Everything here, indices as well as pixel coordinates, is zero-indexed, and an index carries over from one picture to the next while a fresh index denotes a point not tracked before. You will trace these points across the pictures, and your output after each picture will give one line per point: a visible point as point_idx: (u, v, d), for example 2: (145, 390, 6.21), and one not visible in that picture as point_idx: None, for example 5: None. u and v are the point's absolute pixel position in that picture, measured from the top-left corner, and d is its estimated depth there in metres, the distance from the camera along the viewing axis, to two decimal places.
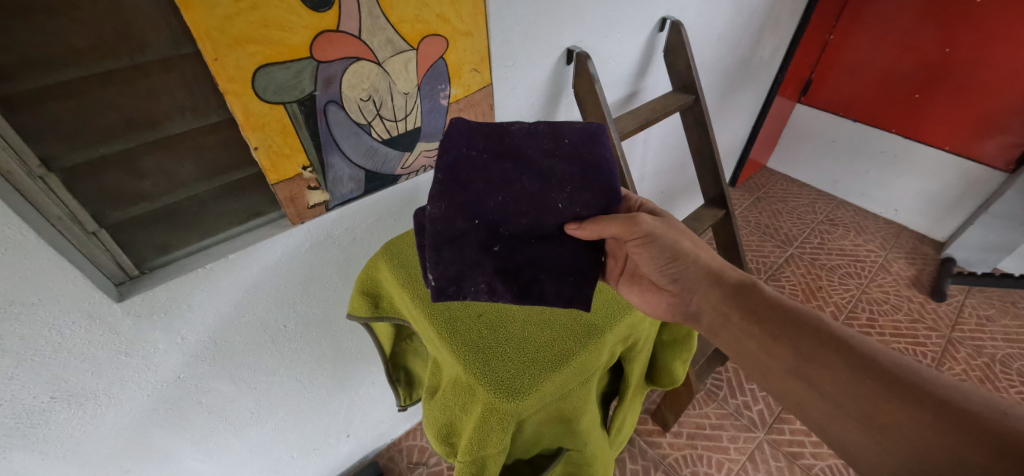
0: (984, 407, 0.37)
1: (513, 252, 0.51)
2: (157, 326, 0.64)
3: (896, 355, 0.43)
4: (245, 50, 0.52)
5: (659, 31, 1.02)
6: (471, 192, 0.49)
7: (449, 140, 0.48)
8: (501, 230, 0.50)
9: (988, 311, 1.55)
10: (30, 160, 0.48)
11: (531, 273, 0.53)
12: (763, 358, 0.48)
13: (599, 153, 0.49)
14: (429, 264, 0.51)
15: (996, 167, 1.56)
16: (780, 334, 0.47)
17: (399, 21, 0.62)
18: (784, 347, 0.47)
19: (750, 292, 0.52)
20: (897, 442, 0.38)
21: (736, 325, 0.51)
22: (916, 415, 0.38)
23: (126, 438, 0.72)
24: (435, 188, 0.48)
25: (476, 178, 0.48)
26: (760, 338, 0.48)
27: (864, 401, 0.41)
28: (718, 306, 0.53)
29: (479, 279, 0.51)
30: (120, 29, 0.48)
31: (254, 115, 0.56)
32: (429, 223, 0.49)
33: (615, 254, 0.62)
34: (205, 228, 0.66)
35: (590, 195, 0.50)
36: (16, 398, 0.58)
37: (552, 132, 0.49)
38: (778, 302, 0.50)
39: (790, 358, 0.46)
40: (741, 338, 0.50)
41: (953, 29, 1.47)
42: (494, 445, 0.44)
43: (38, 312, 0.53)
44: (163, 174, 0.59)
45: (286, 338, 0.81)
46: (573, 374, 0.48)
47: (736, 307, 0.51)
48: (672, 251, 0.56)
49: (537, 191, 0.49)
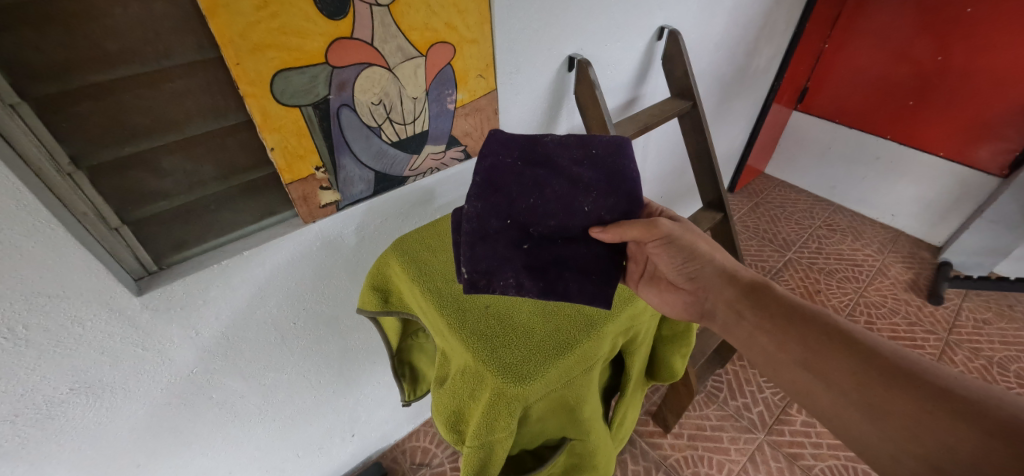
0: (982, 396, 0.39)
1: (541, 250, 0.53)
2: (174, 320, 0.66)
3: (901, 350, 0.45)
4: (265, 55, 0.55)
5: (657, 40, 1.05)
6: (505, 194, 0.51)
7: (487, 147, 0.52)
8: (530, 230, 0.53)
9: (985, 314, 1.56)
10: (61, 157, 0.51)
11: (557, 271, 0.54)
12: (773, 351, 0.50)
13: (623, 164, 0.52)
14: (462, 257, 0.52)
15: (991, 172, 1.59)
16: (790, 329, 0.50)
17: (409, 29, 0.65)
18: (792, 340, 0.49)
19: (763, 290, 0.55)
20: (898, 428, 0.40)
21: (748, 321, 0.53)
22: (918, 402, 0.40)
23: (141, 431, 0.74)
24: (474, 189, 0.51)
25: (511, 181, 0.51)
26: (770, 333, 0.51)
27: (868, 390, 0.43)
28: (733, 303, 0.56)
29: (509, 274, 0.53)
30: (148, 35, 0.51)
31: (271, 117, 0.59)
32: (465, 220, 0.51)
33: (635, 258, 0.64)
34: (220, 226, 0.68)
35: (614, 201, 0.53)
36: (37, 389, 0.60)
37: (581, 143, 0.53)
38: (788, 299, 0.53)
39: (797, 350, 0.48)
40: (752, 333, 0.53)
41: (945, 38, 1.51)
42: (501, 428, 0.46)
43: (60, 303, 0.55)
44: (182, 174, 0.61)
45: (295, 334, 0.83)
46: (577, 361, 0.50)
47: (750, 304, 0.54)
48: (690, 251, 0.58)
49: (566, 194, 0.52)
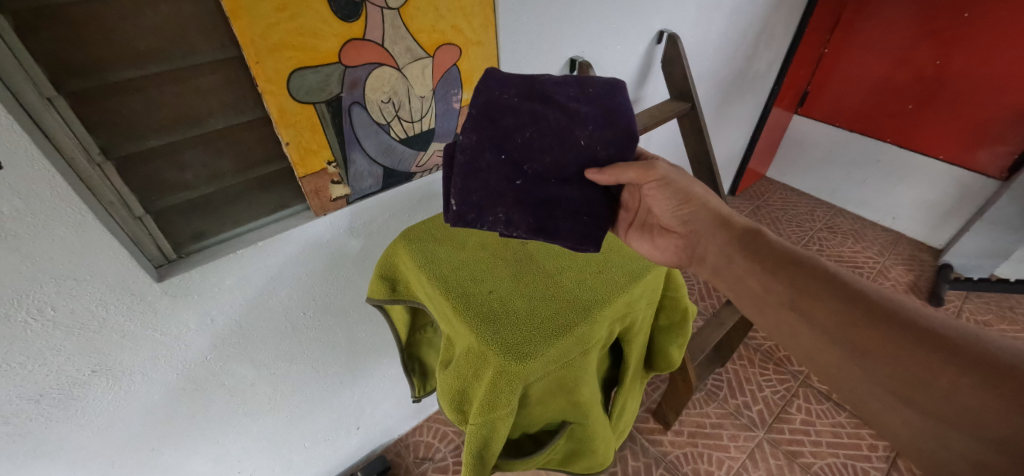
0: (962, 333, 0.40)
1: (532, 188, 0.56)
2: (190, 306, 0.69)
3: (887, 292, 0.45)
4: (283, 55, 0.59)
5: (657, 43, 1.08)
6: (500, 127, 0.54)
7: (485, 85, 0.56)
8: (524, 168, 0.55)
9: (986, 316, 1.57)
10: (92, 149, 0.54)
11: (548, 211, 0.57)
12: (760, 293, 0.52)
13: (618, 100, 0.57)
14: (454, 190, 0.56)
15: (990, 175, 1.60)
16: (779, 271, 0.51)
17: (417, 31, 0.68)
18: (781, 282, 0.50)
19: (755, 235, 0.56)
20: (877, 364, 0.42)
21: (738, 265, 0.55)
22: (897, 339, 0.41)
23: (155, 415, 0.77)
24: (469, 121, 0.55)
25: (507, 116, 0.55)
26: (759, 276, 0.52)
27: (849, 329, 0.44)
28: (723, 249, 0.57)
29: (499, 210, 0.56)
30: (175, 35, 0.55)
31: (287, 113, 0.63)
32: (459, 152, 0.55)
33: (628, 206, 0.68)
34: (236, 217, 0.72)
35: (610, 134, 0.57)
36: (61, 370, 0.63)
37: (578, 83, 0.57)
38: (777, 244, 0.54)
39: (785, 291, 0.50)
40: (742, 275, 0.54)
41: (944, 43, 1.53)
42: (502, 406, 0.49)
43: (87, 285, 0.58)
44: (202, 166, 0.65)
45: (305, 325, 0.87)
46: (575, 342, 0.53)
47: (740, 248, 0.55)
48: (685, 194, 0.60)
49: (563, 126, 0.55)
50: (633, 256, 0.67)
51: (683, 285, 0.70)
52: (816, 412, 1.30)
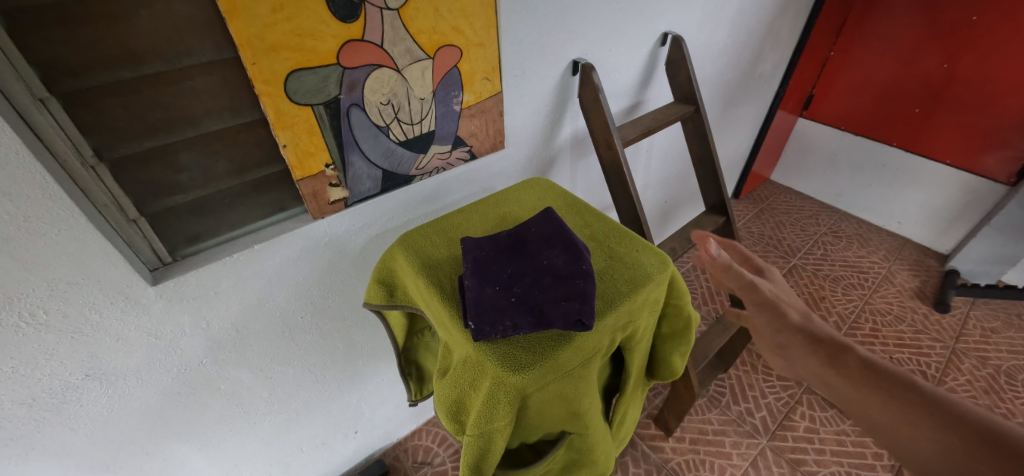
0: None
1: (518, 231, 0.60)
2: (186, 310, 0.68)
3: None
4: (281, 56, 0.58)
5: (660, 46, 1.07)
6: (511, 232, 0.60)
7: (529, 221, 0.61)
8: (514, 230, 0.60)
9: (993, 323, 1.55)
10: (85, 150, 0.54)
11: (526, 237, 0.58)
12: (872, 429, 0.46)
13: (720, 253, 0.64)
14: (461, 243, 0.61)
15: (999, 180, 1.58)
16: (889, 404, 0.45)
17: (417, 32, 0.67)
18: (894, 420, 0.44)
19: (845, 355, 0.51)
20: None
21: (839, 391, 0.49)
22: None
23: (150, 420, 0.76)
24: (490, 236, 0.59)
25: (523, 229, 0.60)
26: (859, 403, 0.47)
27: None
28: (822, 376, 0.51)
29: (485, 238, 0.59)
30: (170, 35, 0.54)
31: (285, 115, 0.62)
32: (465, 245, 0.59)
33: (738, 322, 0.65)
34: (233, 220, 0.71)
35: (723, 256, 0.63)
36: (53, 374, 0.62)
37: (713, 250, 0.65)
38: (882, 368, 0.48)
39: (904, 434, 0.43)
40: (847, 405, 0.48)
41: (953, 46, 1.51)
42: (500, 417, 0.48)
43: (80, 290, 0.57)
44: (198, 168, 0.64)
45: (302, 329, 0.85)
46: (576, 353, 0.50)
47: (837, 373, 0.50)
48: (778, 321, 0.57)
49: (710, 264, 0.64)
50: (635, 262, 0.61)
51: (688, 293, 0.67)
52: (820, 419, 1.28)
